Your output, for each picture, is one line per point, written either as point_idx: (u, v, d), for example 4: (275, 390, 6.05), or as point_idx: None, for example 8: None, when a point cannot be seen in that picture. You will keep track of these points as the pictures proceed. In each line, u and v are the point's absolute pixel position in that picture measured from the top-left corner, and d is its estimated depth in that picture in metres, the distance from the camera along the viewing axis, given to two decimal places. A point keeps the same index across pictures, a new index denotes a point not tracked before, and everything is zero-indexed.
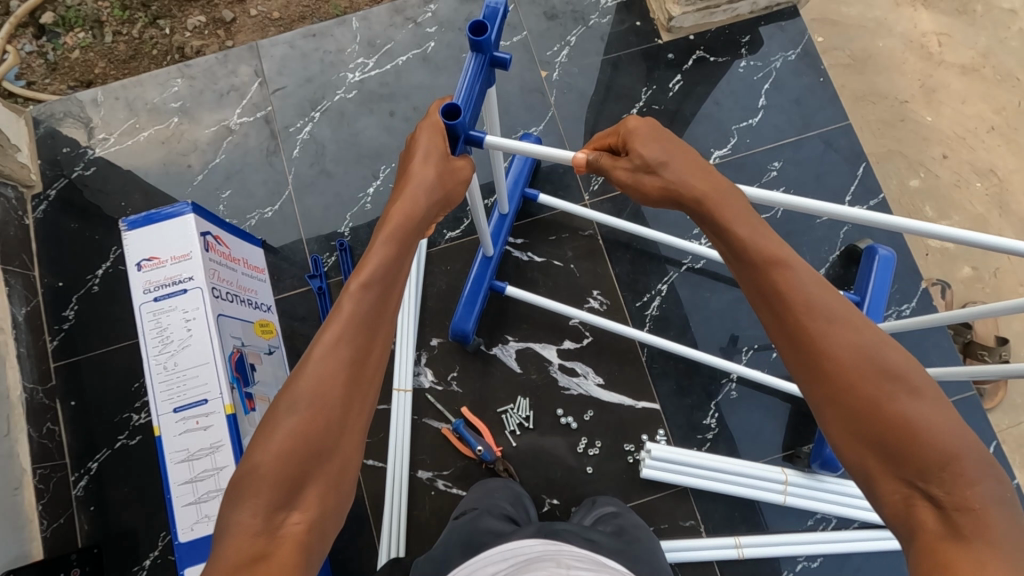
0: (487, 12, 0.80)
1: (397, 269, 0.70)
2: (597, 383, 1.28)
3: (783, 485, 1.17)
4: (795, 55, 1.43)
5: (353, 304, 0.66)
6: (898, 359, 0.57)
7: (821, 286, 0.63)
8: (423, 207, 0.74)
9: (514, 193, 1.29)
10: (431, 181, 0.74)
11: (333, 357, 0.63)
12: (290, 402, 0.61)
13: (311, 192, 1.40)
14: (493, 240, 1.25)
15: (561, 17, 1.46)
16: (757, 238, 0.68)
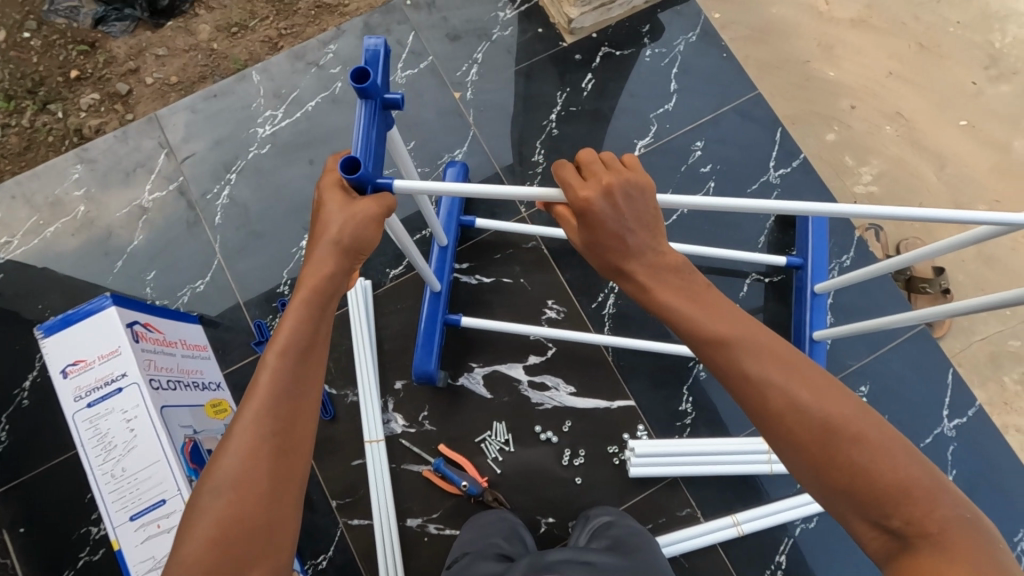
0: (367, 56, 0.74)
1: (315, 327, 0.66)
2: (570, 393, 1.27)
3: (767, 455, 1.20)
4: (695, 36, 1.46)
5: (271, 371, 0.62)
6: (841, 411, 0.59)
7: (774, 355, 0.62)
8: (340, 263, 0.69)
9: (450, 222, 1.26)
10: (348, 235, 0.70)
11: (252, 430, 0.59)
12: (213, 487, 0.57)
13: (242, 256, 1.34)
14: (438, 273, 1.22)
15: (464, 36, 1.46)
16: (696, 312, 0.66)
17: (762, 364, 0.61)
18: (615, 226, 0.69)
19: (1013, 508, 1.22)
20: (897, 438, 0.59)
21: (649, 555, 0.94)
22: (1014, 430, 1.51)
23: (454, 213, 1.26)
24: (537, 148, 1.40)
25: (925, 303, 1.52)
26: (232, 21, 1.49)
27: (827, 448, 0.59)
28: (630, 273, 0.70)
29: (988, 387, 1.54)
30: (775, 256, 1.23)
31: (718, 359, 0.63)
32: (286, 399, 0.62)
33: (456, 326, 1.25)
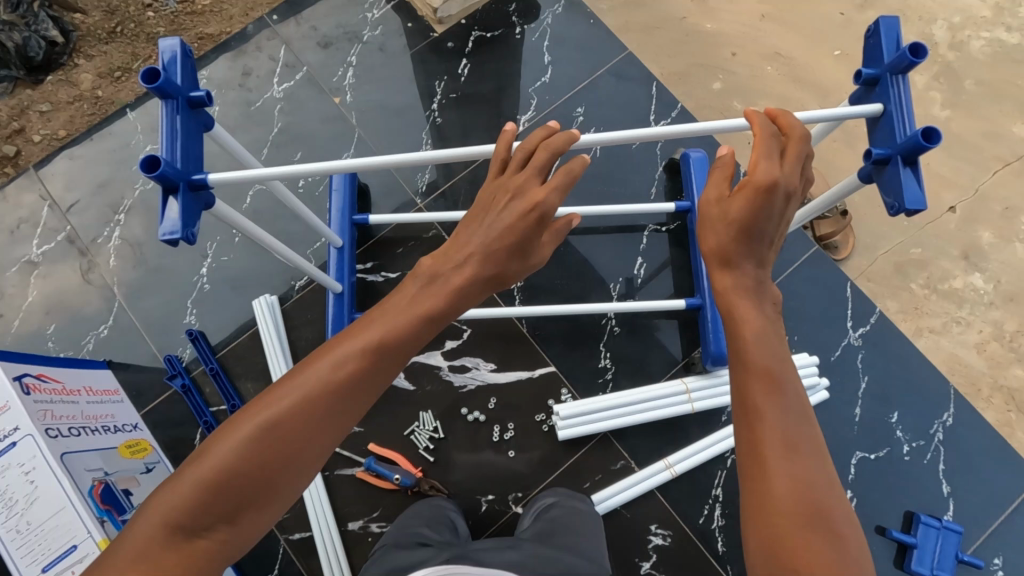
0: (165, 57, 0.68)
1: (380, 362, 0.65)
2: (491, 369, 1.28)
3: (686, 395, 1.23)
4: (561, 8, 1.50)
5: (308, 377, 0.62)
6: (830, 500, 0.57)
7: (796, 409, 0.62)
8: (433, 309, 0.67)
9: (344, 223, 1.26)
10: (498, 252, 0.69)
11: (263, 423, 0.60)
12: (238, 431, 0.60)
13: (143, 294, 1.32)
14: (337, 275, 1.22)
15: (336, 42, 1.46)
16: (773, 344, 0.66)
17: (786, 421, 0.61)
18: (757, 219, 0.69)
19: (925, 404, 1.28)
20: (862, 563, 0.55)
21: (582, 548, 0.96)
22: (928, 332, 1.58)
23: (345, 213, 1.26)
24: (424, 139, 1.42)
25: (828, 227, 1.58)
26: (114, 66, 1.48)
27: (794, 510, 0.56)
28: (733, 267, 0.70)
29: (899, 296, 1.60)
30: (663, 203, 1.26)
31: (744, 375, 0.64)
32: (310, 415, 0.61)
33: None
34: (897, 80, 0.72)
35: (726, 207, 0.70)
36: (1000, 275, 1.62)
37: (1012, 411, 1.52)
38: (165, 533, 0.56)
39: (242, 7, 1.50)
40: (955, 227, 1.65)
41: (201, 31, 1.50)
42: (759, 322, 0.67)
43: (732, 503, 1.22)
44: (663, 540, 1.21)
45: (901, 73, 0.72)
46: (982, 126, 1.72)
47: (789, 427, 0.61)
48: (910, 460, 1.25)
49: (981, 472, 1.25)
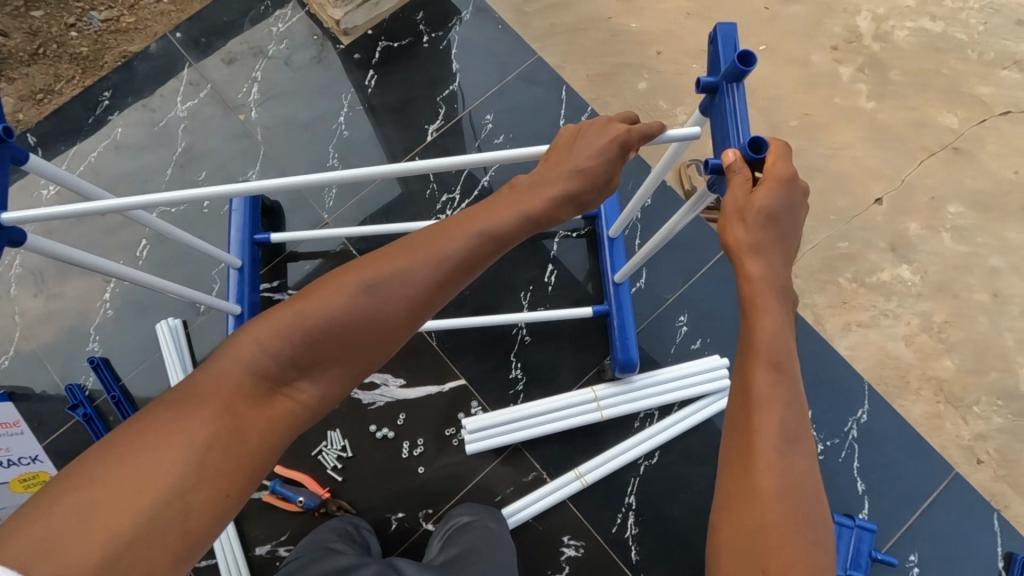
0: None
1: (408, 295, 0.61)
2: (399, 385, 1.27)
3: (595, 403, 1.21)
4: (469, 14, 1.51)
5: (323, 304, 0.59)
6: (806, 495, 0.59)
7: (795, 408, 0.63)
8: (463, 253, 0.64)
9: (243, 244, 1.25)
10: (528, 211, 0.68)
11: (282, 349, 0.57)
12: (258, 339, 0.57)
13: (44, 323, 1.30)
14: (235, 298, 1.22)
15: (241, 58, 1.46)
16: (782, 335, 0.66)
17: (780, 411, 0.62)
18: (782, 207, 0.69)
19: (833, 400, 1.28)
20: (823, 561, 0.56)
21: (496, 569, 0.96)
22: (857, 327, 1.56)
23: (245, 233, 1.25)
24: (330, 153, 1.41)
25: None
26: (36, 88, 1.41)
27: (776, 504, 0.58)
28: (762, 249, 0.69)
29: (826, 292, 1.58)
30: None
31: (745, 365, 0.65)
32: (329, 347, 0.59)
33: None
34: (732, 90, 0.76)
35: (748, 198, 0.69)
36: (929, 266, 1.60)
37: (943, 402, 1.50)
38: (181, 456, 0.51)
39: (167, 23, 1.47)
40: (882, 219, 1.64)
41: (126, 49, 1.46)
42: (768, 306, 0.67)
43: (645, 509, 1.21)
44: (576, 552, 1.19)
45: (736, 83, 0.76)
46: (907, 117, 1.71)
47: (777, 426, 0.61)
48: (824, 459, 1.25)
49: (894, 467, 1.25)
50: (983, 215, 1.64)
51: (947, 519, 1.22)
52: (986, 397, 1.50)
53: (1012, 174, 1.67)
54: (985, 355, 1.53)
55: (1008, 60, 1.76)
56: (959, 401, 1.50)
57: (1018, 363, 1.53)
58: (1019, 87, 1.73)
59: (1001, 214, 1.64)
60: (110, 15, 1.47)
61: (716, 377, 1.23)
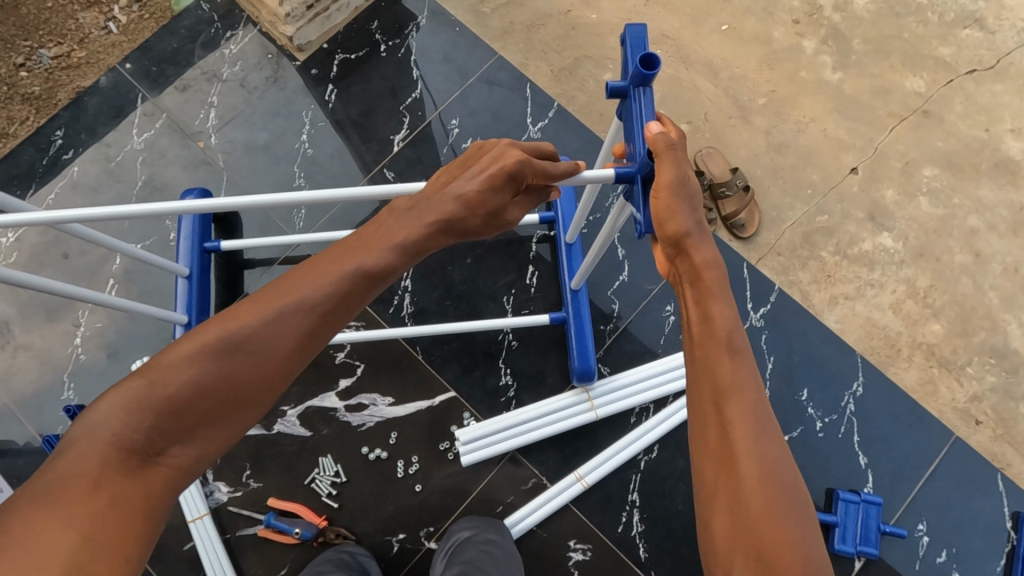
0: None
1: (286, 336, 0.62)
2: (388, 404, 1.24)
3: (589, 403, 1.19)
4: (425, 19, 1.48)
5: (198, 356, 0.59)
6: (780, 460, 0.60)
7: (768, 427, 0.61)
8: (342, 290, 0.64)
9: (193, 253, 1.23)
10: (407, 241, 0.68)
11: (156, 405, 0.57)
12: (125, 404, 0.56)
13: (15, 374, 1.26)
14: (181, 307, 1.18)
15: (194, 83, 1.42)
16: (725, 312, 0.69)
17: (741, 379, 0.64)
18: (675, 210, 0.70)
19: (826, 377, 1.27)
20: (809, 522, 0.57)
21: None
22: (843, 299, 1.55)
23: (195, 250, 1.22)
24: (295, 172, 1.38)
25: (733, 204, 1.58)
26: None
27: (753, 473, 0.59)
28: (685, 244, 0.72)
29: (810, 267, 1.57)
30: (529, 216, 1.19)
31: (702, 345, 0.68)
32: (209, 397, 0.59)
33: None
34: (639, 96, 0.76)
35: None
36: (908, 232, 1.60)
37: (935, 366, 1.50)
38: (68, 530, 0.49)
39: (119, 55, 1.43)
40: (858, 189, 1.63)
41: (78, 84, 1.42)
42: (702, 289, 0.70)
43: (648, 506, 1.19)
44: (583, 556, 1.17)
45: (642, 87, 0.75)
46: (873, 84, 1.71)
47: (754, 450, 0.60)
48: (824, 436, 1.24)
49: (893, 437, 1.24)
50: (958, 175, 1.64)
51: (950, 485, 1.22)
52: (978, 356, 1.50)
53: (982, 132, 1.67)
54: (972, 316, 1.53)
55: (967, 20, 1.76)
56: (951, 363, 1.50)
57: (1004, 320, 1.53)
58: (980, 45, 1.74)
59: (974, 172, 1.64)
60: (59, 52, 1.43)
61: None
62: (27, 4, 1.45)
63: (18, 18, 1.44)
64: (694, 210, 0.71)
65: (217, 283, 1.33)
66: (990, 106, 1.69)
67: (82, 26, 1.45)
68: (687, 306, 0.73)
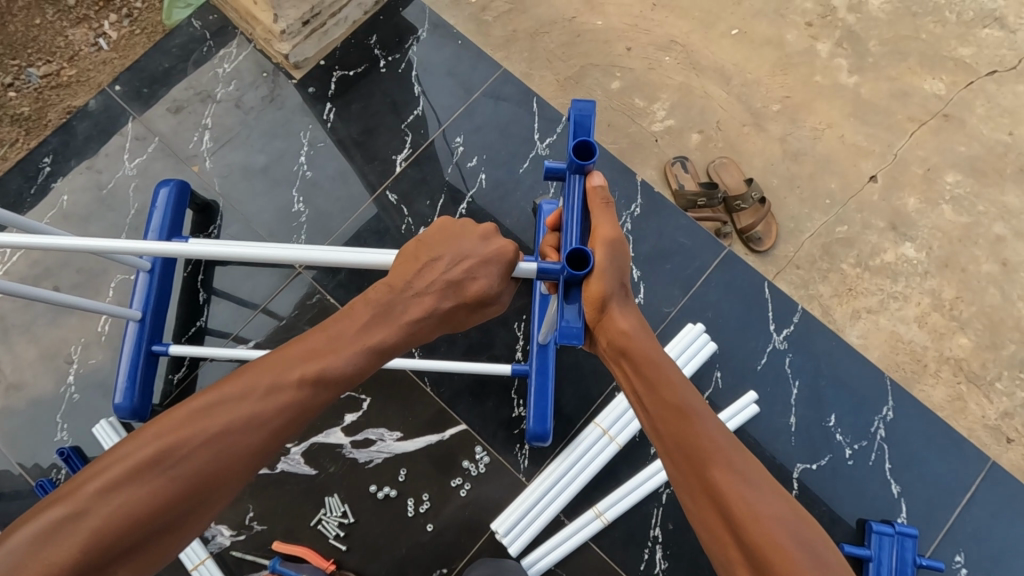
0: None
1: (243, 446, 0.60)
2: (397, 438, 1.18)
3: (607, 434, 1.13)
4: (426, 32, 1.43)
5: (144, 470, 0.56)
6: (779, 520, 0.58)
7: (754, 482, 0.60)
8: (305, 398, 0.63)
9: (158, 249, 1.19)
10: (376, 343, 0.68)
11: (95, 525, 0.53)
12: (59, 527, 0.52)
13: (5, 417, 1.20)
14: (139, 303, 1.16)
15: (187, 105, 1.36)
16: (672, 374, 0.67)
17: (710, 443, 0.62)
18: (613, 271, 0.68)
19: (853, 400, 1.22)
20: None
21: None
22: (865, 313, 1.49)
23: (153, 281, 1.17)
24: (295, 196, 1.32)
25: (749, 217, 1.52)
26: None
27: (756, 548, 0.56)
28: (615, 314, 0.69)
29: (830, 279, 1.52)
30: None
31: (658, 419, 0.65)
32: (155, 514, 0.56)
33: (144, 412, 1.15)
34: (575, 182, 0.75)
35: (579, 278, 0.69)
36: (932, 241, 1.54)
37: (963, 382, 1.44)
38: None
39: (110, 72, 1.39)
40: (878, 198, 1.57)
41: (68, 104, 1.37)
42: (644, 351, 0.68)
43: (671, 541, 1.14)
44: None
45: (578, 175, 0.74)
46: (891, 88, 1.65)
47: (752, 514, 0.58)
48: (854, 464, 1.19)
49: (925, 463, 1.19)
50: (981, 181, 1.58)
51: (986, 513, 1.17)
52: (1007, 371, 1.45)
53: (1005, 136, 1.61)
54: (1000, 327, 1.48)
55: (987, 18, 1.70)
56: (980, 379, 1.44)
57: None
58: (1001, 45, 1.68)
59: (999, 177, 1.58)
60: (49, 70, 1.40)
61: (685, 340, 1.16)
62: (15, 21, 1.42)
63: (4, 36, 1.41)
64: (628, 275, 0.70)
65: (180, 290, 1.28)
66: (1013, 107, 1.63)
67: (71, 42, 1.42)
68: (627, 380, 0.69)
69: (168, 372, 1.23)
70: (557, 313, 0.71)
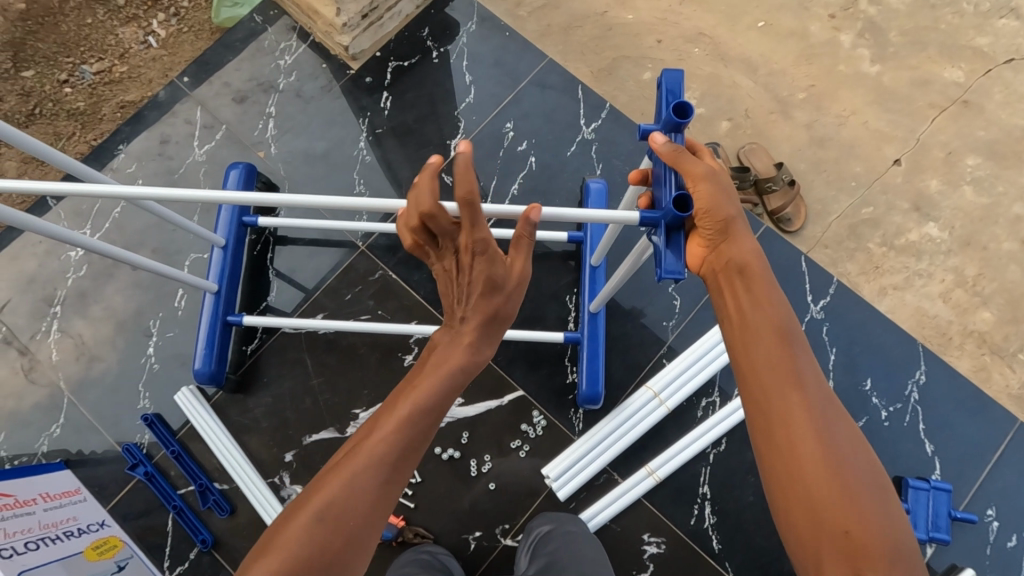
0: None
1: (378, 482, 0.61)
2: (458, 404, 1.26)
3: (657, 398, 1.20)
4: (474, 24, 1.50)
5: (302, 526, 0.57)
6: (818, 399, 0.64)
7: (805, 367, 0.66)
8: (415, 423, 0.65)
9: (231, 225, 1.27)
10: (457, 365, 0.70)
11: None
12: None
13: (91, 387, 1.28)
14: (215, 276, 1.24)
15: (251, 95, 1.44)
16: (749, 273, 0.72)
17: (772, 325, 0.68)
18: (722, 197, 0.71)
19: (887, 367, 1.29)
20: (856, 454, 0.61)
21: None
22: (892, 290, 1.56)
23: (227, 255, 1.25)
24: (355, 179, 1.40)
25: (779, 199, 1.59)
26: None
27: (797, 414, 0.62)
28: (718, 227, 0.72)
29: (857, 258, 1.59)
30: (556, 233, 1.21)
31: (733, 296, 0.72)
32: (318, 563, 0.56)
33: (217, 378, 1.23)
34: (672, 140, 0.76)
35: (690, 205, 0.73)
36: (954, 221, 1.62)
37: (987, 354, 1.51)
38: None
39: (160, 69, 1.51)
40: (902, 180, 1.65)
41: (122, 99, 1.47)
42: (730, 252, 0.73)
43: (719, 498, 1.21)
44: (657, 548, 1.19)
45: (676, 132, 0.76)
46: (912, 76, 1.72)
47: (812, 427, 0.61)
48: (890, 425, 1.26)
49: (956, 425, 1.26)
50: (1001, 164, 1.66)
51: (1014, 470, 1.24)
52: None
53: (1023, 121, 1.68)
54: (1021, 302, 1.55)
55: (1002, 9, 1.77)
56: (1002, 350, 1.51)
57: None
58: (1016, 34, 1.75)
59: (1018, 160, 1.66)
60: (102, 67, 1.49)
61: None
62: (68, 21, 1.51)
63: (58, 35, 1.50)
64: (736, 198, 0.73)
65: (249, 268, 1.36)
66: None
67: (122, 41, 1.51)
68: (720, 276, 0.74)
69: (241, 344, 1.31)
70: (658, 257, 0.74)
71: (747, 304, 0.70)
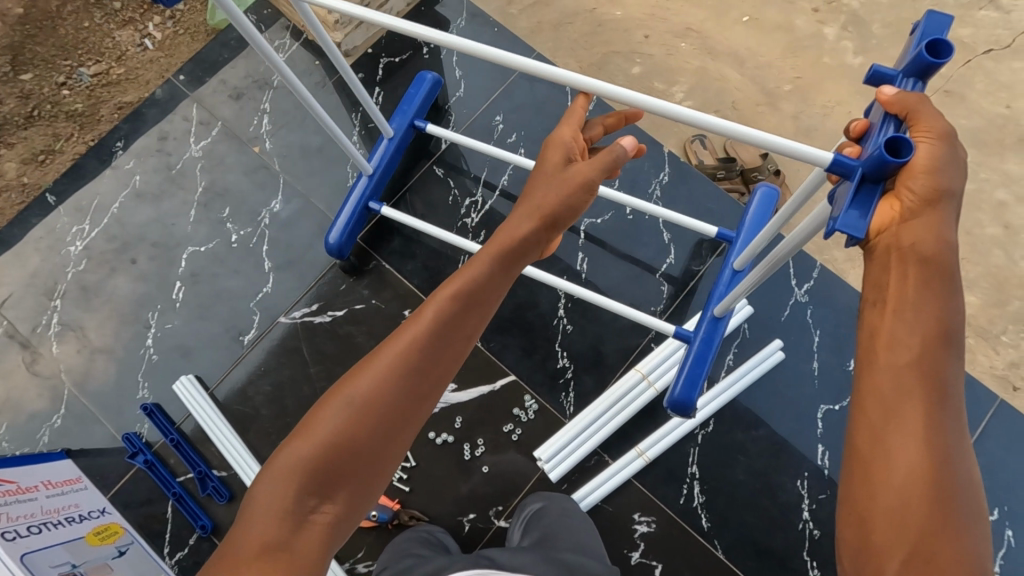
0: None
1: (415, 368, 0.68)
2: (451, 390, 1.28)
3: (646, 380, 1.23)
4: (464, 20, 1.54)
5: (345, 402, 0.66)
6: (943, 403, 0.59)
7: (945, 367, 0.60)
8: (452, 314, 0.70)
9: (403, 123, 1.32)
10: (500, 259, 0.73)
11: (316, 450, 0.64)
12: (291, 452, 0.64)
13: (91, 377, 1.31)
14: (375, 159, 1.29)
15: (246, 92, 1.48)
16: (918, 253, 0.62)
17: (926, 322, 0.61)
18: (947, 165, 0.60)
19: None
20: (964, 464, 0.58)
21: (578, 557, 0.92)
22: None
23: (394, 141, 1.30)
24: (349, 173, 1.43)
25: (765, 188, 1.61)
26: (37, 150, 1.45)
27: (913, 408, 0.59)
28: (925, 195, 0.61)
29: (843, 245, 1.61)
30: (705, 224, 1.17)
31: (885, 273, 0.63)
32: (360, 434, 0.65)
33: (342, 252, 1.29)
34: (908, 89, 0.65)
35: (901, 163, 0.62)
36: None
37: (971, 336, 1.53)
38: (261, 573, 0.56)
39: (157, 71, 1.51)
40: None
41: (119, 100, 1.48)
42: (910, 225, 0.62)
43: (709, 477, 1.23)
44: (648, 528, 1.21)
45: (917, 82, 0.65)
46: (895, 67, 1.76)
47: (922, 426, 0.58)
48: None
49: None
50: (983, 151, 1.69)
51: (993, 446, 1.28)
52: (1012, 325, 1.54)
53: (1004, 109, 1.71)
54: (1005, 285, 1.57)
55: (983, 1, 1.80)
56: (986, 333, 1.54)
57: None
58: (997, 25, 1.78)
59: (999, 148, 1.69)
60: (98, 69, 1.52)
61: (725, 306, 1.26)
62: (65, 25, 1.54)
63: (57, 38, 1.53)
64: (961, 173, 0.61)
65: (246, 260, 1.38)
66: (1010, 83, 1.74)
67: (118, 43, 1.54)
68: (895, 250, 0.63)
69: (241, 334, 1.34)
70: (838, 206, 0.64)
71: (917, 292, 0.62)
